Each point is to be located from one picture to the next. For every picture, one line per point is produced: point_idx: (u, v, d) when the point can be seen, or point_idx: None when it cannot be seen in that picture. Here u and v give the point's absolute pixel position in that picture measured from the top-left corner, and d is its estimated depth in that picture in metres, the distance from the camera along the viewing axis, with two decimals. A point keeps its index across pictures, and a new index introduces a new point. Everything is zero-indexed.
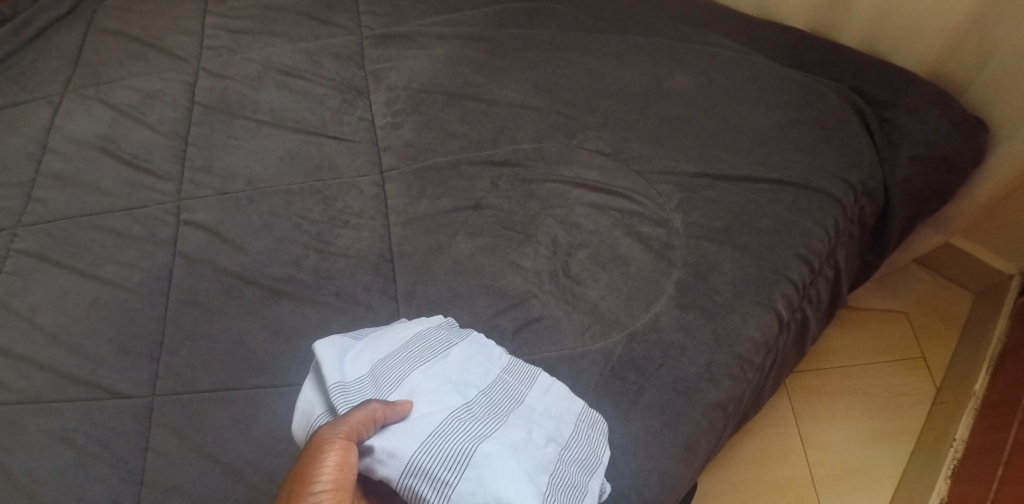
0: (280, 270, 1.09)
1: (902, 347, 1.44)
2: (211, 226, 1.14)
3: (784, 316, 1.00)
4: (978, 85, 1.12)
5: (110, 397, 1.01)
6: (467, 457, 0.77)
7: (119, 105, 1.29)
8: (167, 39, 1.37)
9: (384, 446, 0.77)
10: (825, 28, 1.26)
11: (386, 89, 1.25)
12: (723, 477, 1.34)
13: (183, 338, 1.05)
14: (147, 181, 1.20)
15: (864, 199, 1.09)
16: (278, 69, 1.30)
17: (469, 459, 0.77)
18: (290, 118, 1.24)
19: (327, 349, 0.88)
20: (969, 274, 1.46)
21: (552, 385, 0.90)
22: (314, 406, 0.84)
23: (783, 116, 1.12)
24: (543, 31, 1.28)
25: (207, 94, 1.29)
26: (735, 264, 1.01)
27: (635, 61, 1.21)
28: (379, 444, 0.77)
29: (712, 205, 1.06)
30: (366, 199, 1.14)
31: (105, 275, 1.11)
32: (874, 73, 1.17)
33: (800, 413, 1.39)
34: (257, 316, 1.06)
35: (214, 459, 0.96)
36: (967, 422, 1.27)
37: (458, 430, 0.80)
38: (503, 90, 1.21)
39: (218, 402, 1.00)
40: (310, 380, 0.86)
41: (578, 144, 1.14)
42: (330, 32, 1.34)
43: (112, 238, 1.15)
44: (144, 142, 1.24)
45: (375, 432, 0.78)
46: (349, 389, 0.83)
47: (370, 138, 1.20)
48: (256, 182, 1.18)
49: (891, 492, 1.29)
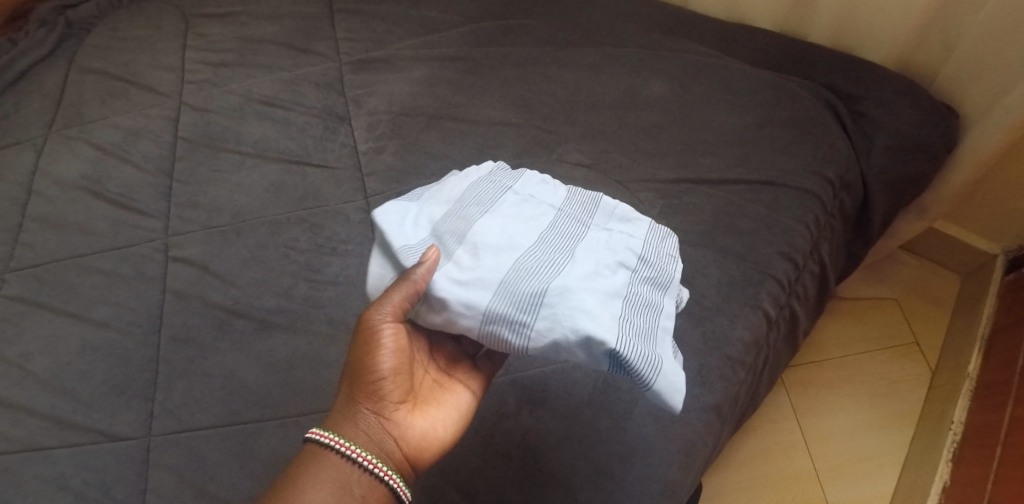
0: (270, 301, 1.10)
1: (895, 333, 1.45)
2: (199, 261, 1.15)
3: (772, 315, 1.01)
4: (946, 76, 1.13)
5: (107, 440, 1.01)
6: (542, 295, 0.81)
7: (102, 144, 1.29)
8: (147, 75, 1.38)
9: (462, 298, 0.82)
10: (793, 27, 1.26)
11: (367, 114, 1.26)
12: (727, 477, 1.34)
13: (177, 375, 1.05)
14: (133, 219, 1.20)
15: (843, 193, 1.10)
16: (259, 100, 1.31)
17: (545, 298, 0.81)
18: (273, 148, 1.25)
19: (388, 215, 0.90)
20: (955, 257, 1.47)
21: (615, 209, 0.94)
22: (385, 272, 0.88)
23: (758, 116, 1.14)
24: (519, 47, 1.29)
25: (190, 128, 1.29)
26: (721, 266, 1.02)
27: (611, 71, 1.23)
28: (456, 296, 0.82)
29: (694, 209, 1.07)
30: (352, 225, 1.14)
31: (96, 316, 1.11)
32: (845, 68, 1.18)
33: (799, 407, 1.40)
34: (250, 349, 1.06)
35: (215, 495, 0.96)
36: (964, 404, 1.28)
37: (531, 272, 0.84)
38: (482, 108, 1.22)
39: (216, 438, 1.00)
40: (376, 250, 0.89)
41: (559, 157, 1.14)
42: (309, 60, 1.35)
43: (101, 278, 1.15)
44: (128, 180, 1.25)
45: (448, 282, 0.83)
46: (416, 250, 0.86)
47: (353, 163, 1.21)
48: (242, 214, 1.19)
49: (893, 479, 1.30)
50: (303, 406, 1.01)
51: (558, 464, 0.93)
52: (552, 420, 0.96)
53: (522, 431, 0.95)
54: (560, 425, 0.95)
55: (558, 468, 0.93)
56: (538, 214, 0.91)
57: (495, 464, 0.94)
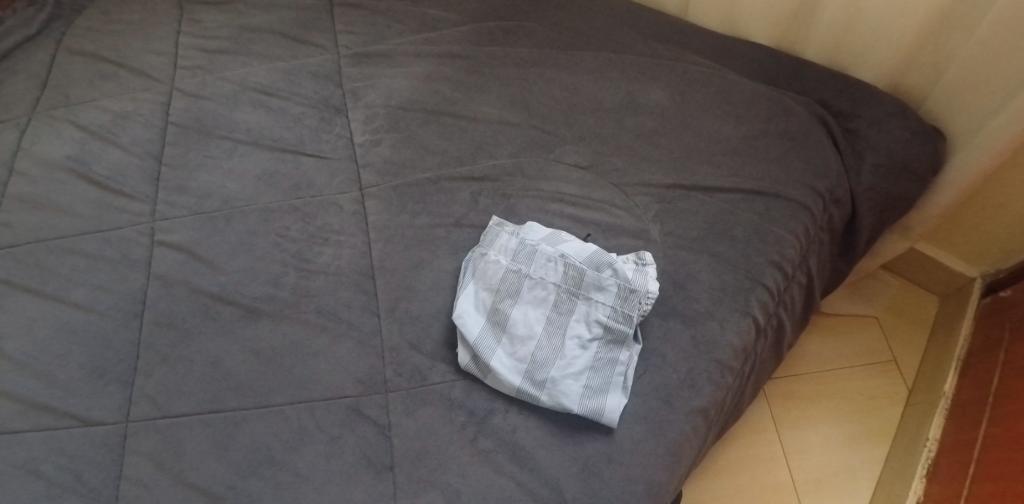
0: (258, 289, 1.08)
1: (874, 351, 1.48)
2: (186, 246, 1.13)
3: (761, 322, 1.02)
4: (934, 98, 1.16)
5: (82, 424, 0.99)
6: (549, 373, 0.96)
7: (89, 126, 1.27)
8: (139, 59, 1.36)
9: (491, 370, 0.97)
10: (790, 44, 1.29)
11: (364, 106, 1.26)
12: (707, 486, 1.36)
13: (159, 361, 1.03)
14: (119, 202, 1.18)
15: (833, 207, 1.13)
16: (254, 88, 1.30)
17: (549, 377, 0.96)
18: (267, 137, 1.24)
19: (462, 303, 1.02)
20: (934, 279, 1.51)
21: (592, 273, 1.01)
22: (461, 351, 0.99)
23: (753, 128, 1.16)
24: (519, 48, 1.30)
25: (181, 114, 1.28)
26: (712, 273, 1.04)
27: (610, 77, 1.24)
28: (486, 365, 0.97)
29: (688, 215, 1.08)
30: (346, 216, 1.14)
31: (76, 299, 1.09)
32: (838, 85, 1.21)
33: (780, 419, 1.42)
34: (235, 337, 1.05)
35: (193, 484, 0.95)
36: (939, 421, 1.30)
37: (544, 356, 0.98)
38: (481, 106, 1.23)
39: (195, 425, 0.98)
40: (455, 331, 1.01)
41: (556, 158, 1.16)
42: (307, 51, 1.34)
43: (83, 261, 1.12)
44: (115, 163, 1.22)
45: (487, 370, 0.97)
46: (464, 331, 1.00)
47: (349, 155, 1.20)
48: (233, 201, 1.17)
49: (869, 493, 1.33)
50: (288, 395, 1.00)
51: (545, 461, 0.93)
52: (541, 418, 0.96)
53: (511, 429, 0.95)
54: (549, 424, 0.96)
55: (546, 467, 0.93)
56: (530, 291, 1.01)
57: (482, 459, 0.94)
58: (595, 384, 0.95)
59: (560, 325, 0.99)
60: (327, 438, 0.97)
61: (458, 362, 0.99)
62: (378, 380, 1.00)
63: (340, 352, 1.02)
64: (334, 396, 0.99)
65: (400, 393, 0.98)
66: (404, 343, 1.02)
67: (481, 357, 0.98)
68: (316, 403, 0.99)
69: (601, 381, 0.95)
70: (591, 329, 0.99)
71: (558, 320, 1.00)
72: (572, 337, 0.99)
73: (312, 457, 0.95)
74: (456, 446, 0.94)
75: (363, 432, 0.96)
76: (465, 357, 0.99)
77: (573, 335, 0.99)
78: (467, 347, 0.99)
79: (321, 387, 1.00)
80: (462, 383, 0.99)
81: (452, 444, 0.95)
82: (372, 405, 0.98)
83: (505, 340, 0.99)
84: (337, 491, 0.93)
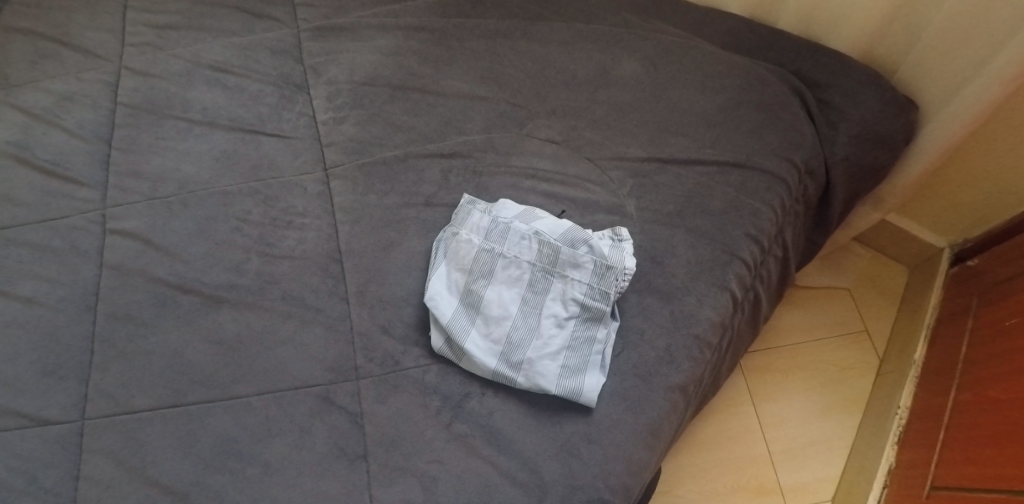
0: (219, 276, 1.03)
1: (846, 322, 1.48)
2: (141, 234, 1.07)
3: (738, 296, 1.01)
4: (905, 69, 1.16)
5: (35, 425, 0.94)
6: (526, 353, 0.94)
7: (31, 108, 1.19)
8: (83, 36, 1.27)
9: (467, 352, 0.94)
10: (763, 13, 1.27)
11: (327, 83, 1.21)
12: (686, 460, 1.36)
13: (114, 356, 0.98)
14: (66, 189, 1.11)
15: (807, 179, 1.12)
16: (209, 65, 1.23)
17: (526, 358, 0.93)
18: (224, 116, 1.18)
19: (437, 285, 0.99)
20: (903, 249, 1.52)
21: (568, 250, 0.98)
22: (435, 334, 0.96)
23: (728, 99, 1.14)
24: (487, 20, 1.25)
25: (131, 94, 1.20)
26: (689, 247, 1.02)
27: (582, 49, 1.21)
28: (462, 348, 0.94)
29: (664, 189, 1.06)
30: (309, 198, 1.09)
31: (24, 292, 1.03)
32: (811, 54, 1.19)
33: (756, 392, 1.42)
34: (197, 327, 1.00)
35: (155, 482, 0.90)
36: (910, 390, 1.32)
37: (521, 337, 0.95)
38: (449, 81, 1.19)
39: (155, 421, 0.94)
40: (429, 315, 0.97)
41: (529, 133, 1.13)
42: (264, 26, 1.28)
43: (29, 252, 1.06)
44: (61, 147, 1.15)
45: (463, 353, 0.94)
46: (438, 315, 0.96)
47: (311, 133, 1.15)
48: (189, 185, 1.11)
49: (843, 461, 1.34)
50: (255, 386, 0.95)
51: (524, 444, 0.91)
52: (519, 400, 0.94)
53: (488, 412, 0.93)
54: (527, 406, 0.93)
55: (523, 450, 0.91)
56: (504, 271, 0.98)
57: (458, 445, 0.91)
58: (573, 364, 0.93)
59: (535, 305, 0.97)
60: (297, 429, 0.93)
61: (432, 345, 0.96)
62: (349, 366, 0.96)
63: (309, 339, 0.98)
64: (302, 386, 0.95)
65: (372, 379, 0.95)
66: (376, 328, 0.98)
67: (455, 339, 0.95)
68: (284, 393, 0.95)
69: (578, 361, 0.93)
70: (568, 307, 0.96)
71: (534, 299, 0.97)
72: (548, 316, 0.96)
73: (281, 449, 0.92)
74: (430, 432, 0.92)
75: (335, 422, 0.93)
76: (438, 340, 0.95)
77: (550, 314, 0.96)
78: (441, 330, 0.96)
79: (289, 376, 0.96)
80: (436, 367, 0.95)
81: (428, 429, 0.92)
82: (342, 393, 0.94)
83: (480, 320, 0.96)
84: (308, 483, 0.90)
